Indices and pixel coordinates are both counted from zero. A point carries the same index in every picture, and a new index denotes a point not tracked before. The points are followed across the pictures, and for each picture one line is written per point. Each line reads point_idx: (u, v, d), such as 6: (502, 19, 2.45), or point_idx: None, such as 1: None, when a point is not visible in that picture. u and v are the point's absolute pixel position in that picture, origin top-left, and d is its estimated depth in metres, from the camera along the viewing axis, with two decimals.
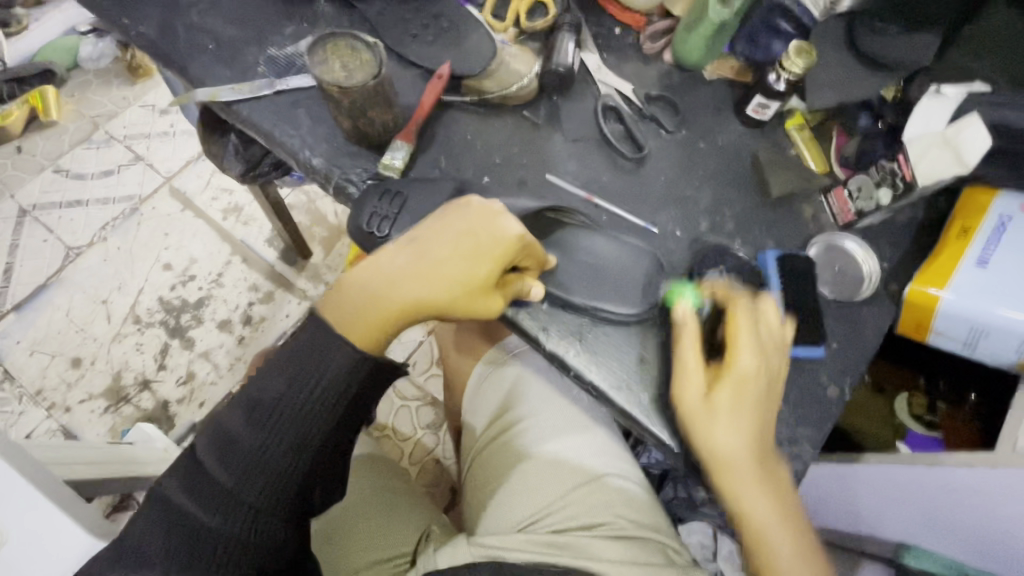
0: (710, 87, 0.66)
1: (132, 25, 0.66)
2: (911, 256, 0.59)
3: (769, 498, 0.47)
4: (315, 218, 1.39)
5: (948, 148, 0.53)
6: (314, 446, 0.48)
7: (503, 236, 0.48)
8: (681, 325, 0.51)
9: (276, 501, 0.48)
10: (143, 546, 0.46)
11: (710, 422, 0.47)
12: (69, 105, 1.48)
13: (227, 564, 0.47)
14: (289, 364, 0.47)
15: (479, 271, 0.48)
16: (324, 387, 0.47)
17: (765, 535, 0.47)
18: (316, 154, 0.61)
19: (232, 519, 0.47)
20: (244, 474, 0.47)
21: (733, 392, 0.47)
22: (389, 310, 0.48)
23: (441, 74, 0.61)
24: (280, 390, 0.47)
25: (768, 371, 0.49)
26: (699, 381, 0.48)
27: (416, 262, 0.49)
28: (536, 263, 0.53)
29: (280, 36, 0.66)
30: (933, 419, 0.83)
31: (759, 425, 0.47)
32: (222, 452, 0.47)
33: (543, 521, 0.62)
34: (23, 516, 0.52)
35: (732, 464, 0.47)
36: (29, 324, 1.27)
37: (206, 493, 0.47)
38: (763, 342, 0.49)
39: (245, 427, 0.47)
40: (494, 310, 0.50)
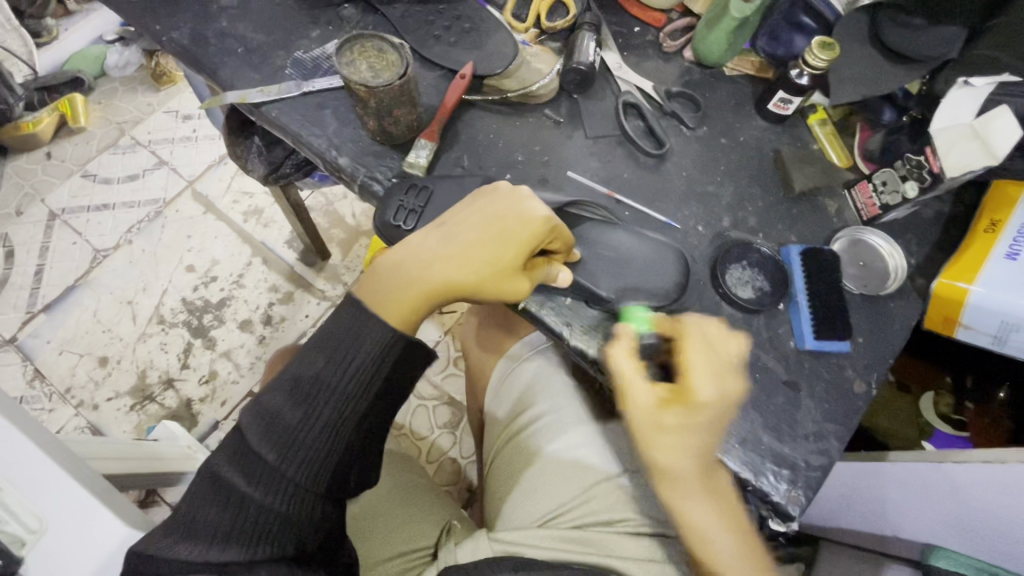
0: (730, 84, 0.66)
1: (164, 31, 0.68)
2: (938, 251, 0.58)
3: (715, 507, 0.48)
4: (334, 220, 1.41)
5: (977, 141, 0.51)
6: (350, 424, 0.49)
7: (529, 218, 0.50)
8: (620, 340, 0.50)
9: (315, 478, 0.49)
10: (194, 518, 0.47)
11: (654, 441, 0.47)
12: (96, 112, 1.53)
13: (269, 538, 0.48)
14: (328, 343, 0.49)
15: (504, 253, 0.49)
16: (358, 366, 0.48)
17: (705, 540, 0.48)
18: (342, 154, 0.62)
19: (273, 495, 0.48)
20: (284, 450, 0.48)
21: (682, 417, 0.46)
22: (420, 292, 0.50)
23: (464, 74, 0.62)
24: (319, 369, 0.48)
25: (727, 397, 0.48)
26: (650, 395, 0.47)
27: (445, 245, 0.50)
28: (562, 247, 0.53)
29: (306, 39, 0.68)
30: (961, 419, 0.82)
31: (705, 443, 0.47)
32: (264, 427, 0.48)
33: (564, 515, 0.62)
34: (64, 506, 0.54)
35: (679, 476, 0.47)
36: (59, 324, 1.31)
37: (251, 470, 0.48)
38: (717, 366, 0.48)
39: (285, 404, 0.48)
40: (522, 293, 0.51)
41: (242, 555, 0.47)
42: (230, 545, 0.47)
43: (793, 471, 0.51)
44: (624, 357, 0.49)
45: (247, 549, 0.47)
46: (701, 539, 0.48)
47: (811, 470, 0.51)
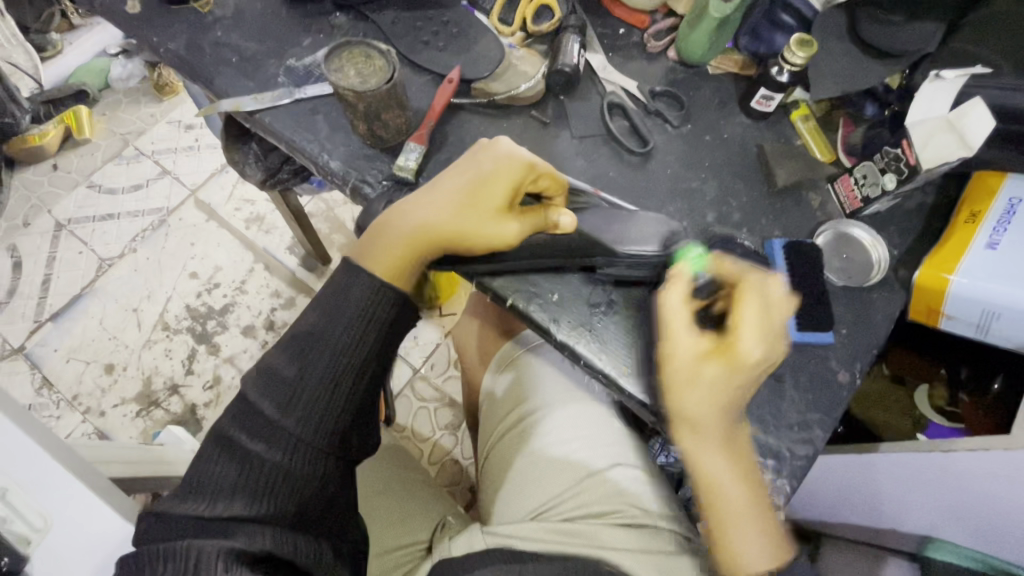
0: (714, 82, 0.67)
1: (161, 43, 0.70)
2: (921, 243, 0.59)
3: (737, 466, 0.48)
4: (334, 225, 1.43)
5: (952, 132, 0.52)
6: (347, 377, 0.51)
7: (502, 159, 0.54)
8: (673, 285, 0.50)
9: (316, 433, 0.50)
10: (199, 477, 0.49)
11: (688, 387, 0.48)
12: (101, 124, 1.56)
13: (271, 494, 0.48)
14: (322, 301, 0.52)
15: (490, 194, 0.53)
16: (349, 320, 0.51)
17: (718, 492, 0.48)
18: (334, 158, 0.63)
19: (275, 448, 0.49)
20: (283, 403, 0.50)
21: (722, 370, 0.47)
22: (410, 244, 0.53)
23: (452, 78, 0.64)
24: (313, 326, 0.52)
25: (769, 361, 0.48)
26: (693, 344, 0.48)
27: (432, 197, 0.54)
28: (555, 187, 0.56)
29: (299, 47, 0.69)
30: (954, 410, 0.82)
31: (731, 399, 0.48)
32: (263, 386, 0.51)
33: (556, 508, 0.63)
34: (66, 505, 0.55)
35: (704, 428, 0.48)
36: (66, 333, 1.33)
37: (256, 426, 0.50)
38: (767, 326, 0.48)
39: (283, 361, 0.51)
40: (515, 235, 0.54)
41: (248, 509, 0.47)
42: (235, 499, 0.48)
43: (777, 461, 0.52)
44: (673, 302, 0.50)
45: (250, 503, 0.48)
46: (712, 487, 0.49)
47: (795, 460, 0.52)
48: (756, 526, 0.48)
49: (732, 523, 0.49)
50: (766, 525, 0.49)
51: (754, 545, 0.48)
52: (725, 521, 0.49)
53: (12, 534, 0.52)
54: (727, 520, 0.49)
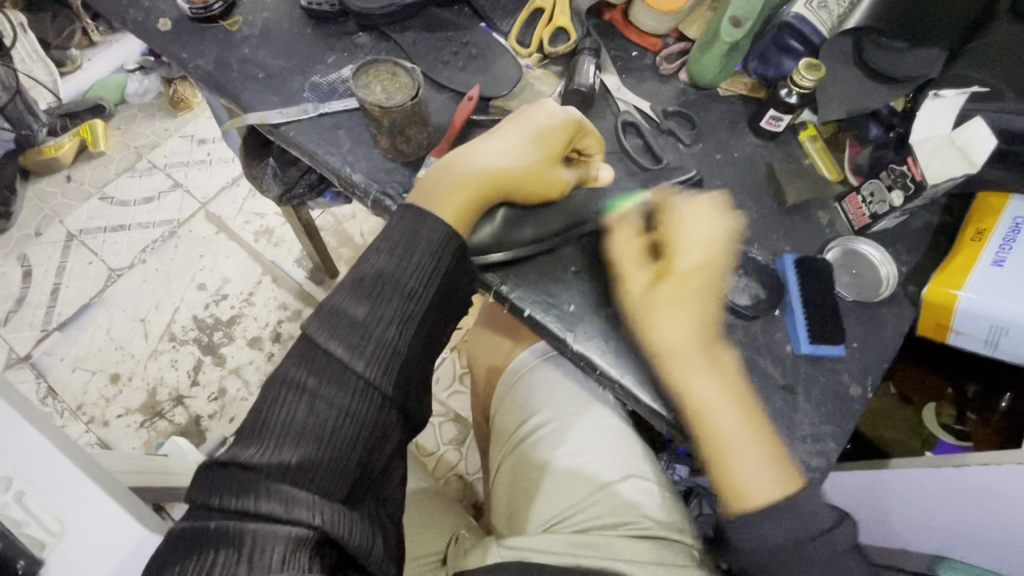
0: (724, 104, 0.69)
1: (190, 59, 0.72)
2: (927, 260, 0.61)
3: (722, 386, 0.52)
4: (342, 239, 1.45)
5: (954, 150, 0.55)
6: (417, 319, 0.50)
7: (561, 117, 0.57)
8: (618, 227, 0.58)
9: (384, 375, 0.48)
10: (266, 418, 0.47)
11: (655, 315, 0.53)
12: (116, 137, 1.59)
13: (338, 445, 0.47)
14: (390, 241, 0.51)
15: (547, 141, 0.57)
16: (418, 259, 0.50)
17: (710, 417, 0.51)
18: (356, 171, 0.65)
19: (345, 389, 0.47)
20: (354, 344, 0.48)
21: (671, 288, 0.54)
22: (473, 184, 0.54)
23: (471, 96, 0.66)
24: (381, 265, 0.50)
25: (708, 269, 0.55)
26: (643, 278, 0.55)
27: (491, 145, 0.56)
28: (595, 145, 0.61)
29: (323, 65, 0.72)
30: (962, 428, 0.82)
31: (698, 323, 0.53)
32: (330, 326, 0.48)
33: (569, 520, 0.64)
34: (81, 506, 0.55)
35: (682, 356, 0.52)
36: (73, 342, 1.34)
37: (323, 366, 0.48)
38: (704, 239, 0.55)
39: (351, 300, 0.49)
40: (564, 183, 0.58)
41: (315, 454, 0.46)
42: (307, 441, 0.46)
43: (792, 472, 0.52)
44: (625, 241, 0.57)
45: (317, 453, 0.46)
46: (708, 411, 0.51)
47: (810, 471, 0.52)
48: (742, 437, 0.50)
49: (738, 449, 0.50)
50: (766, 443, 0.51)
51: (756, 472, 0.50)
52: (725, 448, 0.51)
53: (25, 537, 0.53)
54: (731, 444, 0.50)
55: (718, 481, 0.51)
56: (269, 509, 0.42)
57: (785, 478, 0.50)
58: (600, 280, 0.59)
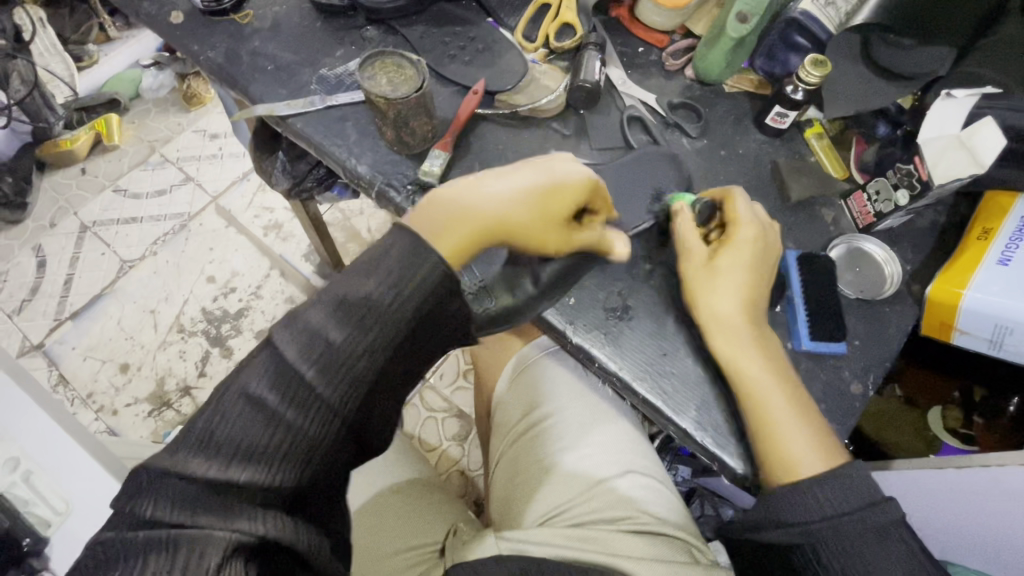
0: (730, 100, 0.69)
1: (202, 52, 0.74)
2: (933, 259, 0.60)
3: (767, 360, 0.52)
4: (350, 234, 1.47)
5: (963, 150, 0.54)
6: (399, 347, 0.44)
7: (578, 179, 0.51)
8: (680, 214, 0.58)
9: (354, 400, 0.42)
10: (211, 431, 0.39)
11: (714, 285, 0.54)
12: (129, 131, 1.61)
13: (291, 469, 0.41)
14: (381, 259, 0.43)
15: (552, 207, 0.50)
16: (413, 282, 0.42)
17: (760, 392, 0.51)
18: (362, 163, 0.66)
19: (307, 413, 0.41)
20: (326, 369, 0.40)
21: (733, 257, 0.54)
22: (465, 232, 0.46)
23: (476, 90, 0.66)
24: (370, 288, 0.42)
25: (766, 244, 0.55)
26: (701, 252, 0.56)
27: (500, 185, 0.48)
28: (606, 206, 0.55)
29: (331, 58, 0.73)
30: (970, 433, 0.81)
31: (750, 290, 0.54)
32: (303, 343, 0.41)
33: (566, 514, 0.63)
34: (81, 485, 0.57)
35: (733, 324, 0.53)
36: (84, 331, 1.36)
37: (287, 386, 0.40)
38: (757, 217, 0.56)
39: (330, 318, 0.41)
40: (567, 244, 0.53)
41: (262, 478, 0.39)
42: (250, 466, 0.39)
43: None
44: (686, 225, 0.57)
45: (267, 475, 0.40)
46: (756, 391, 0.51)
47: None
48: (804, 429, 0.50)
49: (786, 427, 0.50)
50: (818, 433, 0.50)
51: (806, 446, 0.49)
52: (777, 434, 0.50)
53: (31, 517, 0.54)
54: (780, 425, 0.50)
55: (769, 462, 0.50)
56: (207, 524, 0.37)
57: (829, 456, 0.49)
58: (601, 274, 0.60)
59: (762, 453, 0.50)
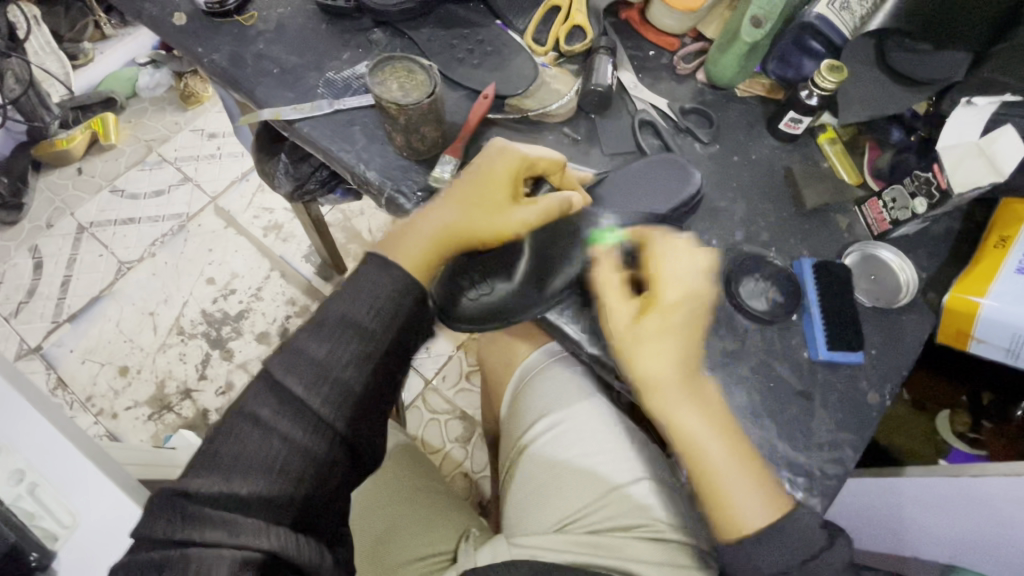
0: (742, 104, 0.69)
1: (205, 54, 0.72)
2: (949, 266, 0.60)
3: (704, 416, 0.49)
4: (350, 235, 1.46)
5: (982, 158, 0.54)
6: (380, 357, 0.49)
7: (501, 156, 0.56)
8: (599, 261, 0.54)
9: (344, 407, 0.47)
10: (214, 453, 0.44)
11: (637, 350, 0.49)
12: (126, 131, 1.59)
13: (290, 481, 0.44)
14: (355, 285, 0.50)
15: (490, 188, 0.55)
16: (382, 300, 0.49)
17: (698, 447, 0.48)
18: (370, 168, 0.65)
19: (301, 421, 0.45)
20: (313, 382, 0.46)
21: (659, 319, 0.49)
22: (424, 246, 0.53)
23: (487, 94, 0.65)
24: (347, 308, 0.49)
25: (696, 297, 0.50)
26: (628, 310, 0.51)
27: (434, 205, 0.56)
28: (553, 166, 0.58)
29: (337, 61, 0.72)
30: (976, 437, 0.83)
31: (684, 351, 0.49)
32: (289, 364, 0.46)
33: (580, 520, 0.63)
34: (89, 497, 0.54)
35: (665, 386, 0.49)
36: (82, 334, 1.34)
37: (281, 401, 0.46)
38: (689, 273, 0.51)
39: (312, 339, 0.47)
40: (520, 225, 0.55)
41: (265, 487, 0.43)
42: (251, 475, 0.43)
43: (809, 478, 0.52)
44: (608, 274, 0.53)
45: (267, 486, 0.43)
46: (695, 445, 0.49)
47: (826, 479, 0.52)
48: (745, 484, 0.48)
49: (723, 479, 0.48)
50: (762, 478, 0.49)
51: (751, 501, 0.48)
52: (721, 492, 0.48)
53: (38, 530, 0.51)
54: (719, 476, 0.48)
55: (715, 514, 0.49)
56: (213, 539, 0.39)
57: (774, 509, 0.48)
58: None
59: (706, 505, 0.50)
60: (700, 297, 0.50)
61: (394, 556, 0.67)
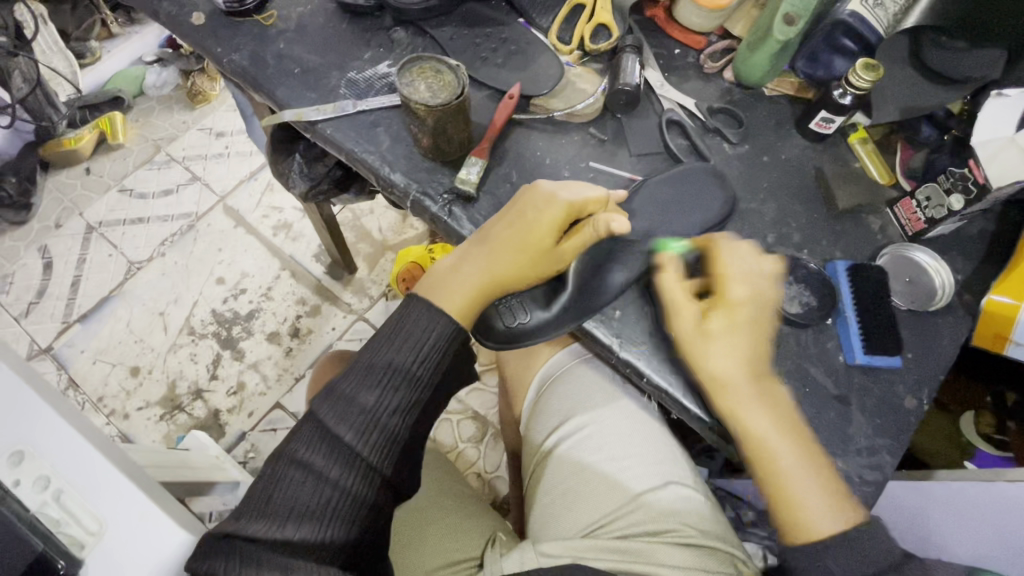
0: (771, 103, 0.68)
1: (225, 54, 0.71)
2: (984, 268, 0.59)
3: (773, 416, 0.50)
4: (360, 234, 1.45)
5: (1018, 150, 0.54)
6: (420, 406, 0.53)
7: (543, 206, 0.54)
8: (666, 269, 0.54)
9: (389, 457, 0.51)
10: (270, 496, 0.48)
11: (708, 347, 0.51)
12: (134, 130, 1.59)
13: (338, 523, 0.48)
14: (399, 332, 0.53)
15: (532, 238, 0.54)
16: (428, 351, 0.52)
17: (765, 446, 0.49)
18: (395, 170, 0.64)
19: (348, 470, 0.49)
20: (362, 430, 0.50)
21: (725, 318, 0.51)
22: (463, 296, 0.54)
23: (512, 94, 0.64)
24: (393, 356, 0.52)
25: (761, 298, 0.52)
26: (693, 311, 0.52)
27: (473, 250, 0.55)
28: (597, 206, 0.55)
29: (359, 61, 0.71)
30: (1003, 438, 0.81)
31: (756, 350, 0.51)
32: (340, 411, 0.50)
33: (611, 525, 0.62)
34: (114, 505, 0.46)
35: (735, 387, 0.50)
36: (93, 334, 1.34)
37: (331, 449, 0.49)
38: (751, 272, 0.53)
39: (361, 387, 0.51)
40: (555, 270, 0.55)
41: (316, 535, 0.47)
42: (303, 523, 0.47)
43: (847, 485, 0.51)
44: (670, 283, 0.53)
45: (317, 532, 0.47)
46: (758, 442, 0.49)
47: (865, 485, 0.51)
48: (822, 491, 0.48)
49: (794, 481, 0.48)
50: (834, 485, 0.49)
51: (823, 507, 0.48)
52: (794, 501, 0.49)
53: (64, 537, 0.45)
54: (789, 483, 0.48)
55: (784, 519, 0.50)
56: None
57: (847, 517, 0.48)
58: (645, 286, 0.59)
59: (777, 512, 0.50)
60: (768, 308, 0.52)
61: (420, 555, 0.67)
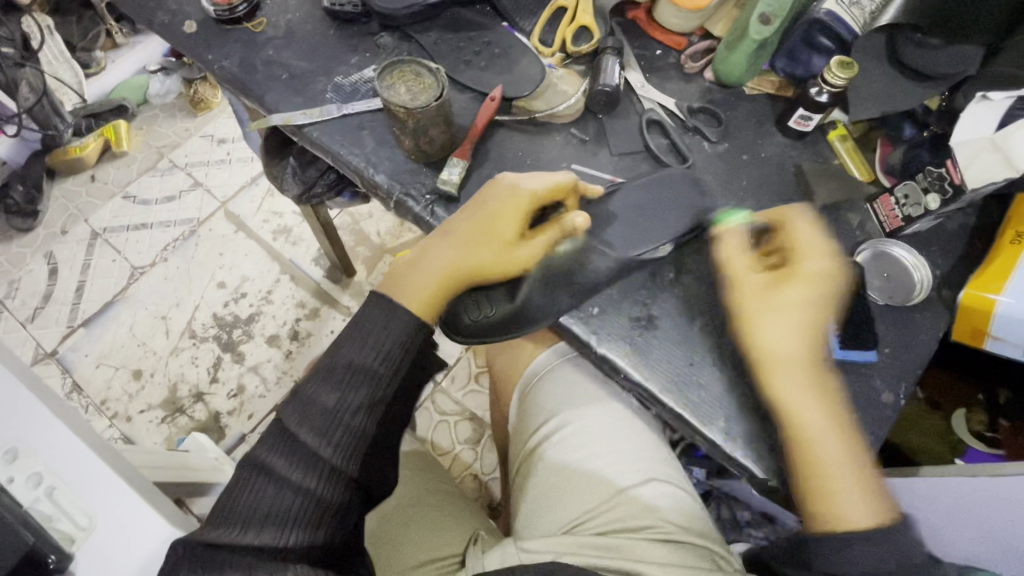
0: (751, 103, 0.69)
1: (216, 61, 0.73)
2: (963, 264, 0.59)
3: (828, 411, 0.51)
4: (358, 238, 1.46)
5: (997, 153, 0.53)
6: (384, 404, 0.53)
7: (507, 196, 0.55)
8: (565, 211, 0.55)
9: (354, 455, 0.52)
10: (235, 500, 0.49)
11: (766, 317, 0.52)
12: (138, 137, 1.62)
13: (302, 523, 0.49)
14: (360, 331, 0.53)
15: (496, 228, 0.55)
16: (390, 348, 0.53)
17: (811, 440, 0.50)
18: (379, 171, 0.65)
19: (312, 471, 0.50)
20: (324, 431, 0.50)
21: (805, 288, 0.52)
22: (427, 287, 0.55)
23: (493, 96, 0.65)
24: (353, 356, 0.52)
25: (832, 283, 0.53)
26: (756, 278, 0.54)
27: (440, 241, 0.56)
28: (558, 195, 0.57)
29: (346, 65, 0.72)
30: (994, 436, 0.81)
31: (809, 336, 0.52)
32: (302, 413, 0.51)
33: (588, 523, 0.63)
34: (105, 501, 0.48)
35: (790, 363, 0.51)
36: (97, 339, 1.36)
37: (295, 451, 0.50)
38: (822, 246, 0.54)
39: (322, 389, 0.51)
40: (520, 263, 0.55)
41: (279, 536, 0.48)
42: (265, 526, 0.48)
43: None
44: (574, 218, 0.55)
45: (280, 533, 0.48)
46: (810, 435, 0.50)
47: None
48: (846, 465, 0.50)
49: (834, 473, 0.49)
50: (863, 473, 0.50)
51: (852, 494, 0.49)
52: (830, 491, 0.49)
53: (57, 533, 0.45)
54: (827, 467, 0.50)
55: (819, 512, 0.50)
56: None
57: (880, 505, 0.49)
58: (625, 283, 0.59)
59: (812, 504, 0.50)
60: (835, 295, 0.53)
61: (404, 554, 0.67)
